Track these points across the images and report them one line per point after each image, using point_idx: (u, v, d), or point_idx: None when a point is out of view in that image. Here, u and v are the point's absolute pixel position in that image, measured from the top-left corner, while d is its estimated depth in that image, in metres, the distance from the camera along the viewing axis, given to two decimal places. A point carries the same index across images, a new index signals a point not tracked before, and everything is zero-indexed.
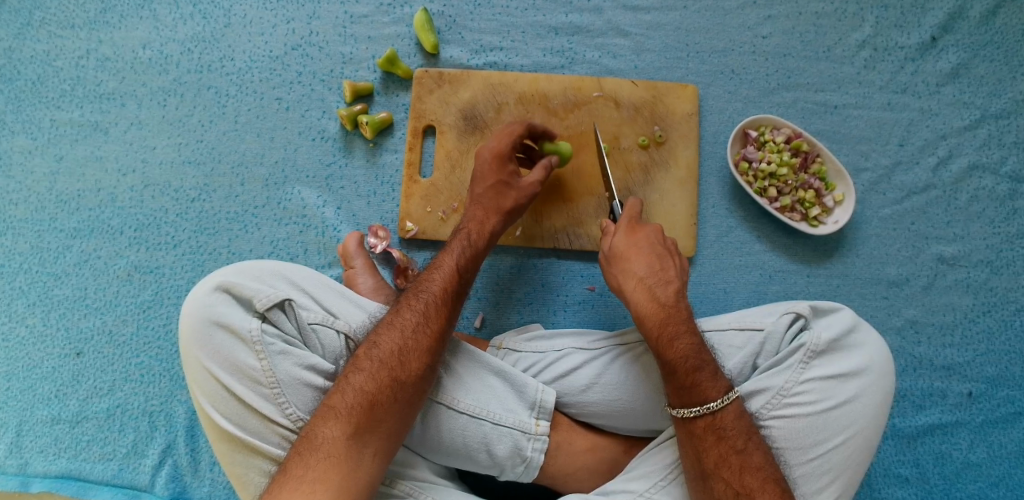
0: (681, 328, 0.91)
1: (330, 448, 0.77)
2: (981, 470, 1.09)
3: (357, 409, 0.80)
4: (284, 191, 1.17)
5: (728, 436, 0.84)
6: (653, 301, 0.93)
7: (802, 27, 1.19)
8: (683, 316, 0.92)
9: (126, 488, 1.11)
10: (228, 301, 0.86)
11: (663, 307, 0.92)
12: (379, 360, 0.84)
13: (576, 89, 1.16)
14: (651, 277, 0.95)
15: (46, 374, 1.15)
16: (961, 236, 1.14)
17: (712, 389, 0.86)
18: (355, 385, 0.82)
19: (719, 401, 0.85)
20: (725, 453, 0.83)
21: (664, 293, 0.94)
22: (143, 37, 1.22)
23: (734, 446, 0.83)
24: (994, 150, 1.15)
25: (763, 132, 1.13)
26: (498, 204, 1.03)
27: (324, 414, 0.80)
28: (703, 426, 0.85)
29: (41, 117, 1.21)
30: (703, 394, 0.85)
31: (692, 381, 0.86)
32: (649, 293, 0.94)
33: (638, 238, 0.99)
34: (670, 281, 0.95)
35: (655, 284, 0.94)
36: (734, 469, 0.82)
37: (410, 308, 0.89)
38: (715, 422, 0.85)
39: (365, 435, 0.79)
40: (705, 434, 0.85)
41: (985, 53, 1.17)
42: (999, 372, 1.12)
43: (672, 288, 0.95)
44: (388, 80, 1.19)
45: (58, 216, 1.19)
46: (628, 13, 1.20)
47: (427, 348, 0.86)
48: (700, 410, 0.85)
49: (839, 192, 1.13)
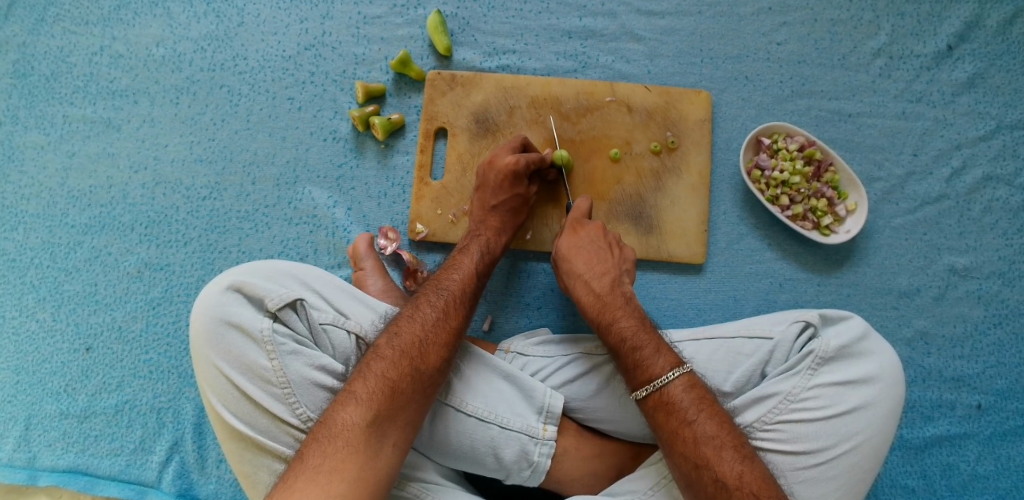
0: (617, 314, 0.94)
1: (350, 436, 0.77)
2: (989, 482, 1.09)
3: (378, 396, 0.80)
4: (295, 191, 1.18)
5: (675, 410, 0.84)
6: (590, 293, 0.97)
7: (817, 34, 1.18)
8: (619, 303, 0.95)
9: (134, 484, 1.11)
10: (240, 300, 0.86)
11: (598, 298, 0.96)
12: (400, 349, 0.84)
13: (588, 93, 1.15)
14: (588, 272, 0.99)
15: (55, 369, 1.16)
16: (973, 247, 1.14)
17: (654, 368, 0.87)
18: (377, 372, 0.82)
19: (663, 377, 0.86)
20: (675, 426, 0.83)
21: (600, 284, 0.97)
22: (156, 34, 1.23)
23: (685, 419, 0.83)
24: (1008, 161, 1.15)
25: (775, 139, 1.13)
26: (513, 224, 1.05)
27: (345, 399, 0.80)
28: (653, 403, 0.86)
29: (54, 113, 1.22)
30: (647, 373, 0.87)
31: (635, 362, 0.89)
32: (587, 287, 0.98)
33: (580, 236, 1.02)
34: (606, 271, 0.98)
35: (591, 278, 0.98)
36: (687, 441, 0.82)
37: (430, 303, 0.90)
38: (662, 398, 0.85)
39: (384, 425, 0.79)
40: (655, 411, 0.86)
41: (1001, 63, 1.17)
42: (1008, 384, 1.11)
43: (608, 278, 0.98)
44: (400, 82, 1.19)
45: (70, 212, 1.19)
46: (642, 18, 1.19)
47: (446, 342, 0.87)
48: (648, 389, 0.86)
49: (852, 201, 1.12)
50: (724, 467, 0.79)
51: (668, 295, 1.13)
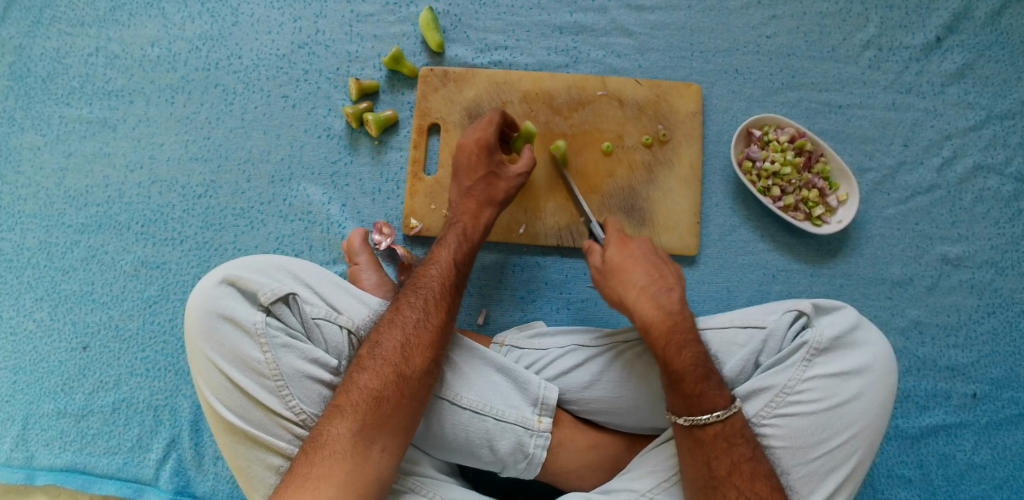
0: (686, 336, 0.89)
1: (337, 446, 0.78)
2: (985, 472, 1.09)
3: (363, 407, 0.81)
4: (290, 188, 1.18)
5: (738, 443, 0.83)
6: (658, 308, 0.91)
7: (807, 27, 1.19)
8: (688, 324, 0.90)
9: (131, 482, 1.12)
10: (233, 294, 0.87)
11: (668, 315, 0.90)
12: (382, 357, 0.84)
13: (580, 88, 1.16)
14: (652, 285, 0.93)
15: (53, 369, 1.16)
16: (966, 236, 1.14)
17: (720, 398, 0.84)
18: (360, 383, 0.82)
19: (728, 409, 0.84)
20: (737, 460, 0.82)
21: (668, 299, 0.92)
22: (151, 34, 1.24)
23: (745, 454, 0.83)
24: (999, 150, 1.15)
25: (766, 131, 1.14)
26: (491, 195, 1.04)
27: (331, 412, 0.81)
28: (713, 433, 0.83)
29: (51, 113, 1.23)
30: (712, 403, 0.84)
31: (700, 390, 0.84)
32: (653, 300, 0.92)
33: (629, 249, 0.98)
34: (672, 287, 0.93)
35: (657, 293, 0.92)
36: (746, 476, 0.81)
37: (410, 305, 0.90)
38: (725, 430, 0.83)
39: (372, 432, 0.80)
40: (716, 440, 0.83)
41: (991, 54, 1.17)
42: (1003, 373, 1.11)
43: (675, 294, 0.93)
44: (393, 79, 1.20)
45: (66, 211, 1.20)
46: (633, 13, 1.20)
47: (429, 343, 0.87)
48: (709, 418, 0.83)
49: (844, 191, 1.13)
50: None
51: None
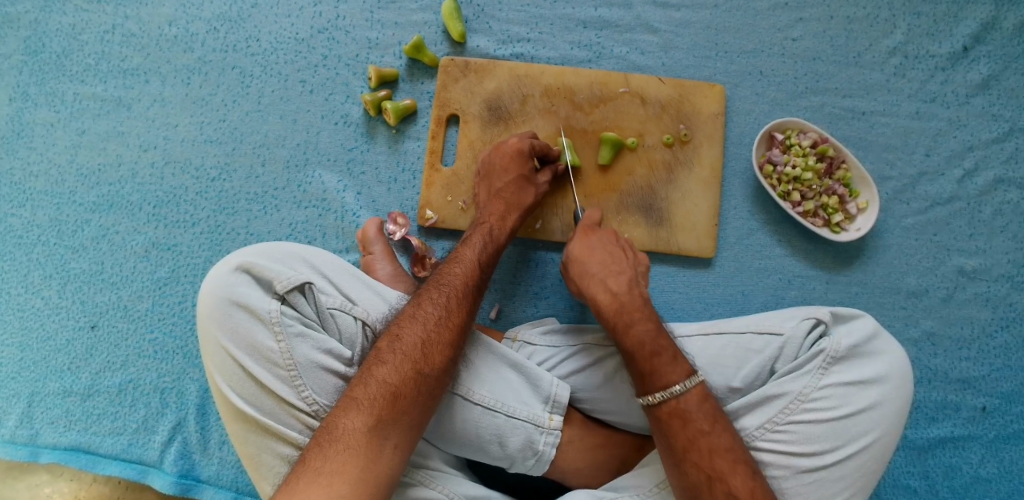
0: (636, 315, 0.92)
1: (352, 439, 0.78)
2: (991, 485, 1.09)
3: (379, 401, 0.80)
4: (305, 174, 1.17)
5: (693, 420, 0.84)
6: (607, 293, 0.95)
7: (833, 31, 1.18)
8: (637, 304, 0.93)
9: (136, 463, 1.11)
10: (248, 281, 0.86)
11: (615, 298, 0.94)
12: (402, 353, 0.84)
13: (602, 84, 1.15)
14: (603, 271, 0.97)
15: (60, 347, 1.15)
16: (983, 249, 1.14)
17: (672, 374, 0.86)
18: (378, 377, 0.82)
19: (680, 385, 0.85)
20: (693, 435, 0.83)
21: (617, 283, 0.95)
22: (169, 13, 1.22)
23: (702, 429, 0.83)
24: (1021, 164, 1.15)
25: (788, 135, 1.13)
26: (520, 200, 1.04)
27: (347, 405, 0.80)
28: (668, 411, 0.85)
29: (65, 90, 1.21)
30: (664, 379, 0.86)
31: (652, 368, 0.87)
32: (602, 286, 0.95)
33: (591, 239, 1.00)
34: (622, 271, 0.96)
35: (608, 278, 0.96)
36: (704, 454, 0.82)
37: (432, 301, 0.89)
38: (679, 406, 0.85)
39: (387, 428, 0.79)
40: (670, 419, 0.85)
41: (1017, 66, 1.16)
42: (1014, 388, 1.11)
43: (624, 277, 0.96)
44: (412, 67, 1.19)
45: (78, 189, 1.19)
46: (658, 10, 1.19)
47: (450, 342, 0.86)
48: (664, 395, 0.85)
49: (863, 199, 1.12)
50: (737, 481, 0.80)
51: (676, 289, 1.13)
